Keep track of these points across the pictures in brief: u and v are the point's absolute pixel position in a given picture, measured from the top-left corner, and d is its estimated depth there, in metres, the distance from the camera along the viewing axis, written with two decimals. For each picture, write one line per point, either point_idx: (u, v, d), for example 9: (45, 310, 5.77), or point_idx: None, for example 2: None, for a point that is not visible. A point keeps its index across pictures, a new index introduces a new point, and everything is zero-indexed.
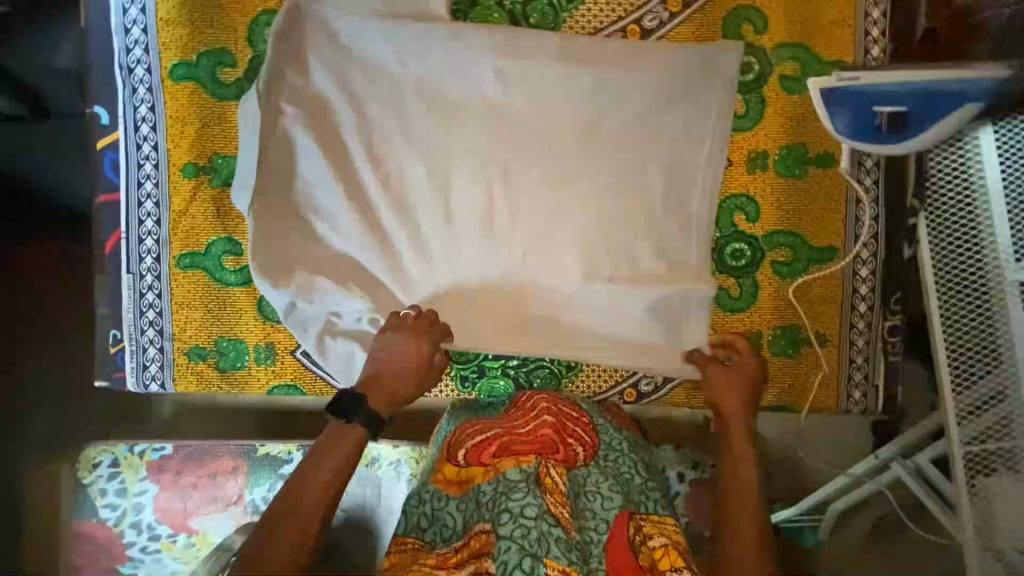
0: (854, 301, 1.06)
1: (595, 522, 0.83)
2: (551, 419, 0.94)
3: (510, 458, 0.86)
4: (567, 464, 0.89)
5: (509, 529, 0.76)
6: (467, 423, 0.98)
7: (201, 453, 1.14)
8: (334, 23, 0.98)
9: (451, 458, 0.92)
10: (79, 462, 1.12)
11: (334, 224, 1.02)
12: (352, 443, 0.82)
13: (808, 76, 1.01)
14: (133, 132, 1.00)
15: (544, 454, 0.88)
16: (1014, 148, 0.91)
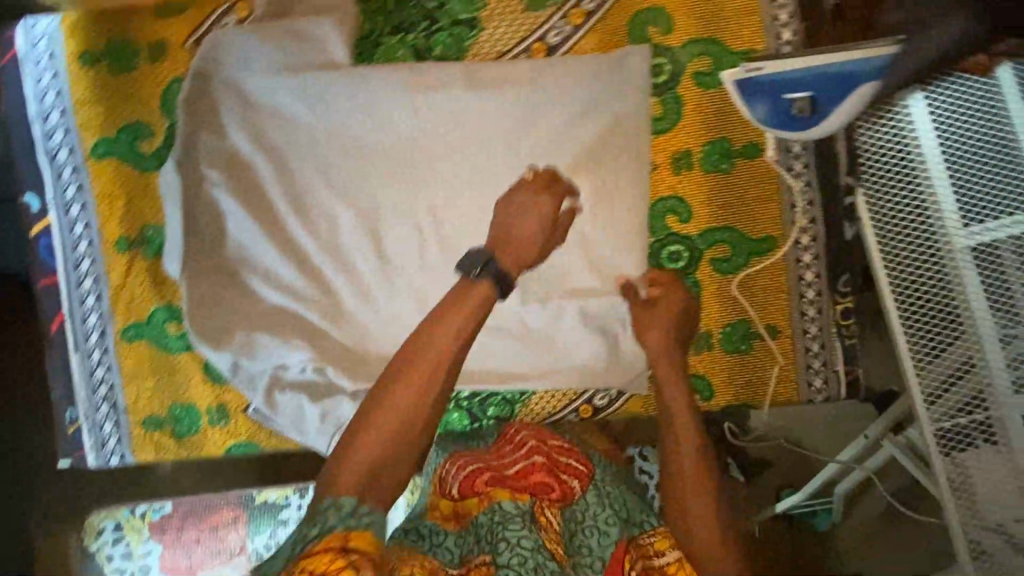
0: (802, 289, 1.04)
1: (591, 560, 0.80)
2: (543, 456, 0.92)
3: (506, 491, 0.85)
4: (562, 501, 0.86)
5: (506, 557, 0.76)
6: (454, 459, 0.94)
7: (201, 506, 1.13)
8: (240, 81, 0.98)
9: (447, 494, 0.87)
10: (85, 529, 1.12)
11: (269, 278, 1.02)
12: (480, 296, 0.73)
13: (721, 70, 1.00)
14: (64, 214, 1.03)
15: (538, 493, 0.86)
16: (948, 112, 0.85)
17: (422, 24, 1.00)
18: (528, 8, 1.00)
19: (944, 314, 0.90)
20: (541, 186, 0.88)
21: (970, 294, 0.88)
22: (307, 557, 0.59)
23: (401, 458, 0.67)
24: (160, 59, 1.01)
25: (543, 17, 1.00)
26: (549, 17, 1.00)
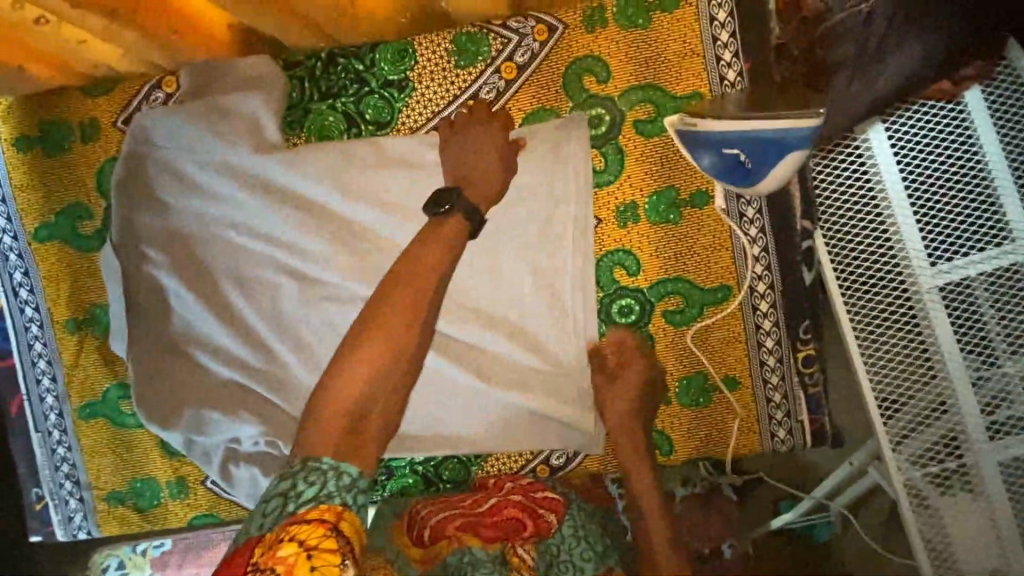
0: (760, 338, 1.00)
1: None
2: (517, 497, 0.94)
3: (474, 535, 0.88)
4: (535, 536, 0.90)
5: None
6: (424, 502, 0.99)
7: (198, 544, 1.10)
8: (172, 159, 0.97)
9: (417, 539, 0.93)
10: (91, 567, 1.14)
11: (215, 352, 1.01)
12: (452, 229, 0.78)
13: (663, 117, 0.96)
14: (14, 298, 1.04)
15: (510, 535, 0.89)
16: (909, 144, 0.90)
17: (351, 89, 0.97)
18: (458, 65, 0.97)
19: (912, 347, 0.93)
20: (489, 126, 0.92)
21: (939, 331, 0.91)
22: (295, 523, 0.62)
23: (388, 384, 0.72)
24: (92, 139, 1.00)
25: (474, 74, 0.97)
26: (481, 73, 0.97)
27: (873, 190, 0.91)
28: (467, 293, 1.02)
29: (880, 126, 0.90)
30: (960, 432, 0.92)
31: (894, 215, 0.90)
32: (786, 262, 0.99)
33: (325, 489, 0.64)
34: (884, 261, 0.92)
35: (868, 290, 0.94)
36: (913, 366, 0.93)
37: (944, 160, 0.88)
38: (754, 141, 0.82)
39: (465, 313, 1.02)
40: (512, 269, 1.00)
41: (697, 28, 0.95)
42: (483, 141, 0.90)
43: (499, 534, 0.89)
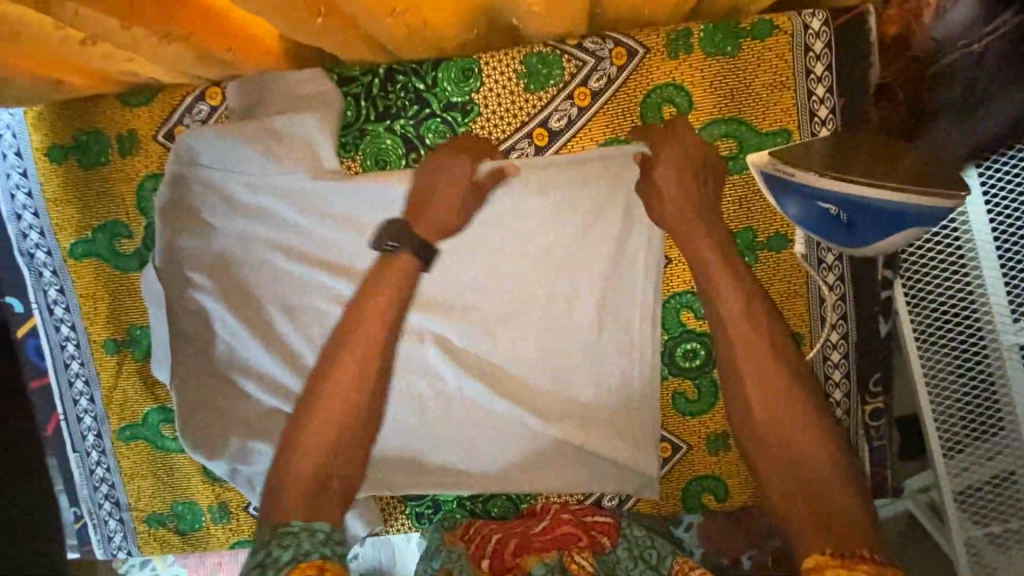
0: (829, 389, 0.96)
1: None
2: (567, 515, 0.94)
3: (533, 555, 0.86)
4: (592, 548, 0.89)
5: None
6: (485, 523, 0.97)
7: None
8: (221, 182, 0.91)
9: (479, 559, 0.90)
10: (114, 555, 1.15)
11: (261, 381, 0.97)
12: None
13: (747, 155, 0.89)
14: (48, 316, 0.99)
15: (566, 546, 0.88)
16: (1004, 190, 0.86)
17: (412, 110, 0.90)
18: (528, 89, 0.90)
19: (981, 406, 0.93)
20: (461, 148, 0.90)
21: (1012, 381, 0.90)
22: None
23: (348, 439, 0.81)
24: (131, 153, 0.93)
25: (545, 100, 0.90)
26: (552, 98, 0.90)
27: (957, 240, 0.89)
28: (467, 307, 1.00)
29: (974, 170, 0.85)
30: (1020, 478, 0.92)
31: (978, 270, 0.89)
32: (861, 310, 0.94)
33: (300, 548, 0.68)
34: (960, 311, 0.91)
35: (941, 340, 0.93)
36: (978, 415, 0.93)
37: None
38: (857, 206, 0.75)
39: (501, 337, 1.00)
40: (523, 288, 0.98)
41: (790, 59, 0.87)
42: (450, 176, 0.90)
43: (554, 544, 0.88)
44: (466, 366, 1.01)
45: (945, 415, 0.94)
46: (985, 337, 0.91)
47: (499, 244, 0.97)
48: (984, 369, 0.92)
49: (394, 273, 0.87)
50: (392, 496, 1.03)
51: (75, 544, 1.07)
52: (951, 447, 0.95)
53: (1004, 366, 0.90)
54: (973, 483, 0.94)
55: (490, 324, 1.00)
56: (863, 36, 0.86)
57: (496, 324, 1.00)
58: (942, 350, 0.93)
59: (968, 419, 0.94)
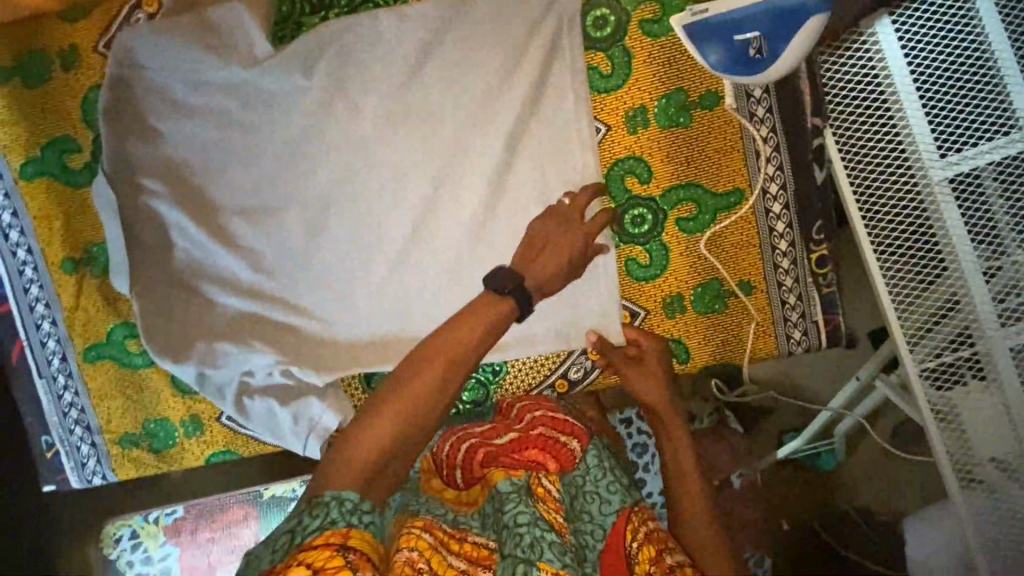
0: (773, 241, 1.00)
1: (592, 526, 0.88)
2: (541, 431, 0.95)
3: (500, 470, 0.89)
4: (560, 469, 0.92)
5: (510, 545, 0.80)
6: (450, 432, 0.98)
7: (213, 507, 1.21)
8: (165, 84, 0.93)
9: (448, 481, 0.92)
10: (102, 539, 1.19)
11: (225, 283, 0.99)
12: (499, 310, 0.76)
13: (668, 16, 0.94)
14: (4, 241, 0.99)
15: (534, 469, 0.91)
16: (915, 34, 0.88)
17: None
18: None
19: (922, 242, 0.94)
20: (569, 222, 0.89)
21: (950, 224, 0.91)
22: (305, 551, 0.60)
23: (408, 442, 0.70)
24: (73, 67, 0.95)
25: None
26: None
27: (880, 89, 0.90)
28: (397, 194, 0.98)
29: (887, 20, 0.88)
30: (974, 327, 0.93)
31: (904, 117, 0.90)
32: (795, 160, 0.99)
33: (329, 515, 0.62)
34: (891, 162, 0.92)
35: (877, 193, 0.94)
36: (921, 263, 0.94)
37: (957, 53, 0.87)
38: (772, 14, 0.83)
39: (449, 227, 0.99)
40: (463, 166, 0.97)
41: None
42: (565, 230, 0.88)
43: (523, 466, 0.90)
44: (405, 254, 0.99)
45: (888, 267, 0.96)
46: (919, 185, 0.92)
47: (427, 127, 0.96)
48: (922, 215, 0.93)
49: (479, 306, 0.75)
50: (360, 387, 1.04)
51: (50, 477, 1.06)
52: (898, 299, 0.96)
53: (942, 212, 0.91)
54: (943, 346, 0.95)
55: (425, 211, 0.98)
56: None
57: (431, 209, 0.98)
58: (882, 203, 0.94)
59: (912, 269, 0.95)
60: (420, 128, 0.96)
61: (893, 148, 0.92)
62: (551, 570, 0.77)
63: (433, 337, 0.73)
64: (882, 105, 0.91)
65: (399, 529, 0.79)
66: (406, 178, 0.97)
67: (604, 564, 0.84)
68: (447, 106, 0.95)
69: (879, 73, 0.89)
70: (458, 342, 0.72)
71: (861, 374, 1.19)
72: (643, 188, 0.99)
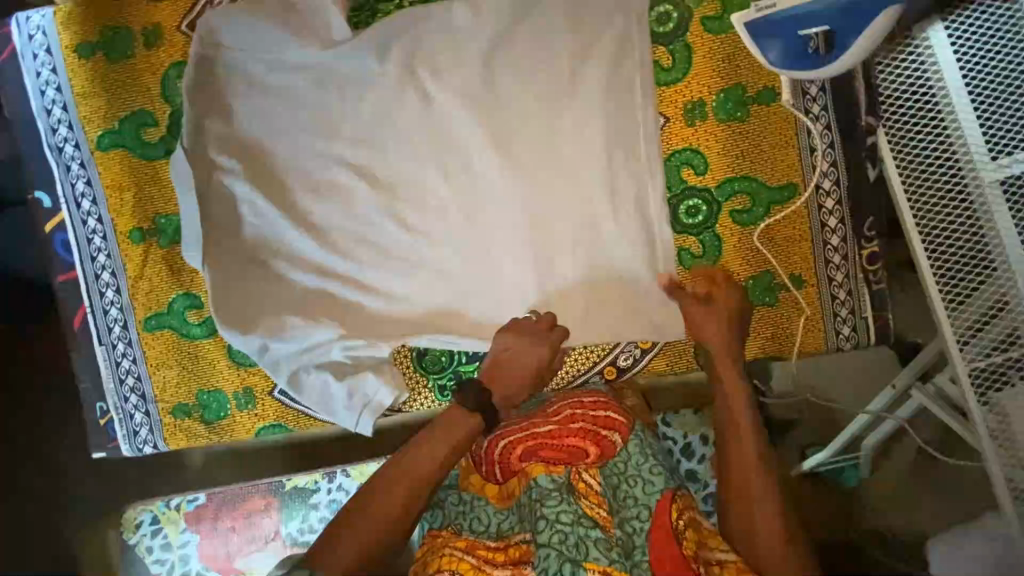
0: (825, 235, 1.02)
1: (637, 510, 0.88)
2: (579, 427, 0.93)
3: (539, 464, 0.90)
4: (601, 460, 0.92)
5: (546, 535, 0.84)
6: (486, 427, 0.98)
7: (234, 496, 1.15)
8: (245, 65, 0.97)
9: (487, 477, 0.93)
10: (123, 523, 1.13)
11: (291, 258, 1.02)
12: (468, 426, 0.91)
13: (730, 14, 0.97)
14: (75, 209, 1.02)
15: (574, 461, 0.91)
16: (967, 40, 0.91)
17: None
18: None
19: (970, 244, 0.96)
20: (540, 334, 0.97)
21: (1000, 227, 0.93)
22: None
23: (388, 531, 0.83)
24: (155, 44, 0.99)
25: None
26: None
27: (931, 93, 0.93)
28: (461, 178, 1.01)
29: (940, 26, 0.91)
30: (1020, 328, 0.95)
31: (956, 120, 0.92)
32: (849, 158, 1.01)
33: None
34: (940, 164, 0.95)
35: (927, 194, 0.96)
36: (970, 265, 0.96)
37: (1006, 60, 0.90)
38: (839, 19, 0.87)
39: (508, 210, 1.01)
40: (525, 153, 1.00)
41: None
42: (528, 341, 0.96)
43: (563, 459, 0.91)
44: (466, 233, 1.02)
45: (937, 268, 0.97)
46: (969, 187, 0.94)
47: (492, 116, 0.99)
48: (971, 217, 0.95)
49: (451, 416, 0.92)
50: (413, 368, 1.07)
51: (101, 444, 1.07)
52: (948, 300, 0.97)
53: (991, 214, 0.93)
54: (991, 348, 0.96)
55: (487, 194, 1.01)
56: None
57: (492, 192, 1.01)
58: (932, 204, 0.96)
59: (961, 271, 0.97)
60: (487, 112, 0.99)
61: (943, 151, 0.94)
62: (598, 568, 0.81)
63: (418, 443, 0.90)
64: (931, 110, 0.94)
65: (438, 553, 0.86)
66: (470, 162, 1.01)
67: (655, 549, 0.83)
68: (512, 95, 0.99)
69: (931, 77, 0.92)
70: (437, 447, 0.89)
71: (897, 381, 1.17)
72: (700, 179, 1.01)
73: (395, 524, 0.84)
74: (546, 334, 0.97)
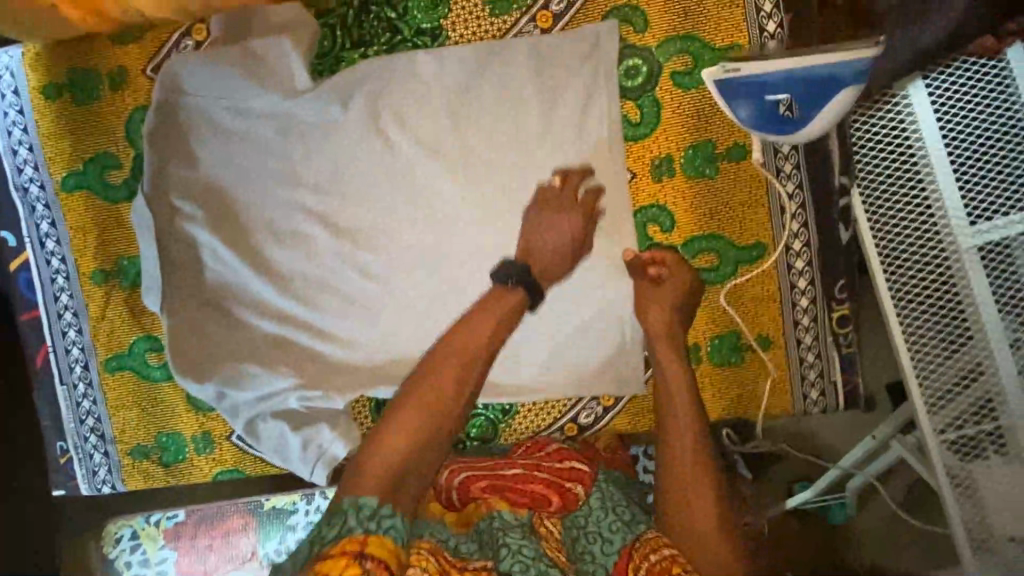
0: (795, 297, 0.99)
1: (593, 568, 0.79)
2: (541, 476, 0.91)
3: (501, 499, 0.86)
4: (563, 511, 0.86)
5: (508, 564, 0.75)
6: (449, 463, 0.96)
7: (213, 514, 1.10)
8: (209, 111, 0.97)
9: (448, 504, 0.88)
10: (103, 537, 1.12)
11: (251, 304, 1.00)
12: (512, 301, 0.87)
13: (701, 69, 0.94)
14: (40, 249, 1.02)
15: (536, 507, 0.87)
16: (947, 97, 0.87)
17: (385, 37, 0.96)
18: (493, 13, 0.96)
19: (947, 311, 0.91)
20: (565, 202, 0.95)
21: (977, 295, 0.89)
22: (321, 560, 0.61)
23: (437, 435, 0.75)
24: (121, 87, 0.99)
25: (510, 23, 0.96)
26: (517, 22, 0.96)
27: (909, 152, 0.89)
28: (423, 229, 0.99)
29: (920, 82, 0.87)
30: (996, 401, 0.90)
31: (934, 182, 0.88)
32: (822, 217, 0.98)
33: (347, 525, 0.64)
34: (917, 226, 0.90)
35: (902, 256, 0.92)
36: (945, 333, 0.92)
37: (989, 119, 0.85)
38: (800, 81, 0.82)
39: (469, 260, 0.99)
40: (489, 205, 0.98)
41: None
42: (553, 209, 0.95)
43: (526, 501, 0.87)
44: (431, 275, 1.00)
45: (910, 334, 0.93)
46: (946, 252, 0.89)
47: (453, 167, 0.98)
48: (947, 283, 0.90)
49: (505, 302, 0.86)
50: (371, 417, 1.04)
51: (60, 482, 1.08)
52: (920, 368, 0.93)
53: (968, 280, 0.89)
54: (964, 420, 0.92)
55: (450, 246, 0.99)
56: None
57: (453, 241, 0.99)
58: (907, 267, 0.92)
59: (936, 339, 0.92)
60: (450, 162, 0.97)
61: (920, 211, 0.89)
62: None
63: (466, 319, 0.84)
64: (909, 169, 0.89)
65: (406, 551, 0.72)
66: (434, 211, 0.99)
67: None
68: (477, 144, 0.97)
69: (909, 135, 0.88)
70: (489, 318, 0.84)
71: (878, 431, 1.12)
72: (668, 237, 0.99)
73: (445, 411, 0.76)
74: (572, 205, 0.95)
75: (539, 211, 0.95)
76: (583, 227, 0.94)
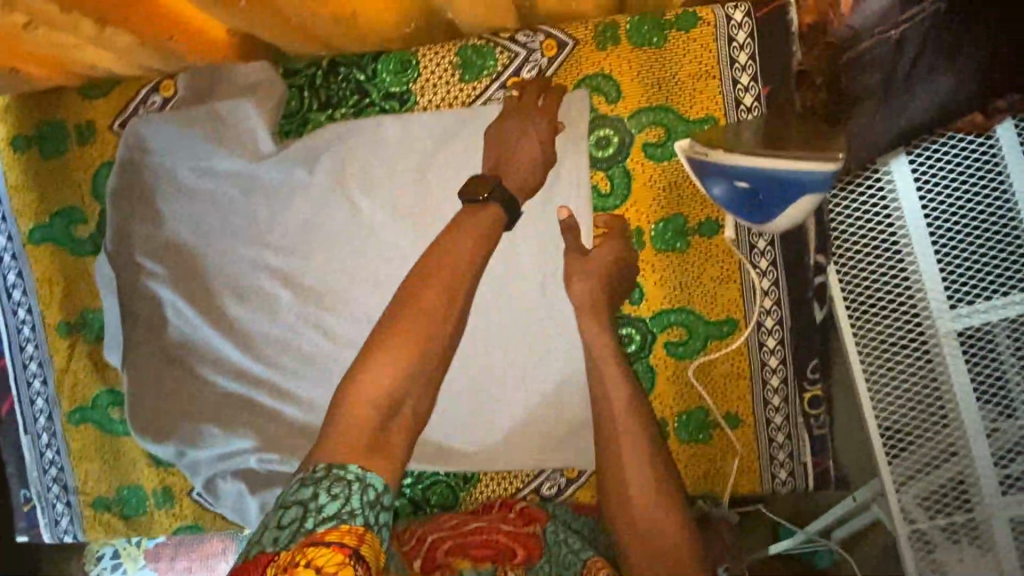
0: (765, 375, 0.96)
1: None
2: (503, 528, 0.89)
3: (466, 559, 0.82)
4: (526, 559, 0.83)
5: None
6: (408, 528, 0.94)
7: (192, 538, 1.09)
8: (175, 169, 0.96)
9: (409, 558, 0.85)
10: (85, 555, 1.14)
11: (211, 364, 0.99)
12: None
13: (673, 142, 0.92)
14: (7, 299, 1.03)
15: (499, 559, 0.82)
16: (932, 171, 0.81)
17: (352, 100, 0.95)
18: (462, 78, 0.94)
19: (922, 395, 0.85)
20: (531, 113, 0.92)
21: (955, 381, 0.82)
22: (315, 542, 0.56)
23: None
24: (88, 142, 0.99)
25: (478, 89, 0.94)
26: (485, 88, 0.94)
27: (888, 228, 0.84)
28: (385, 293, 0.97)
29: (904, 157, 0.81)
30: (972, 492, 0.84)
31: (912, 261, 0.82)
32: (795, 295, 0.95)
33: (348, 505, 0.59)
34: (893, 303, 0.85)
35: (876, 334, 0.86)
36: (919, 417, 0.85)
37: (976, 197, 0.79)
38: (771, 178, 0.77)
39: None
40: None
41: (713, 50, 0.91)
42: (522, 121, 0.92)
43: (489, 555, 0.83)
44: None
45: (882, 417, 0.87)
46: (923, 333, 0.84)
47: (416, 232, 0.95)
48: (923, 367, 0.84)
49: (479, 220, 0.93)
50: None
51: (24, 528, 1.08)
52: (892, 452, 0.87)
53: (945, 365, 0.83)
54: (938, 509, 0.86)
55: None
56: (783, 32, 0.90)
57: None
58: (880, 347, 0.86)
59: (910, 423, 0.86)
60: (414, 228, 0.95)
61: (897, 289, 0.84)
62: None
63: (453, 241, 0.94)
64: (887, 245, 0.84)
65: None
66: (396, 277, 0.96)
67: None
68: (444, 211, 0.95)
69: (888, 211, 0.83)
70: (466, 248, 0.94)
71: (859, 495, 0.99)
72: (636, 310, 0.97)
73: None
74: (542, 116, 0.92)
75: (504, 127, 0.92)
76: (551, 131, 0.91)
